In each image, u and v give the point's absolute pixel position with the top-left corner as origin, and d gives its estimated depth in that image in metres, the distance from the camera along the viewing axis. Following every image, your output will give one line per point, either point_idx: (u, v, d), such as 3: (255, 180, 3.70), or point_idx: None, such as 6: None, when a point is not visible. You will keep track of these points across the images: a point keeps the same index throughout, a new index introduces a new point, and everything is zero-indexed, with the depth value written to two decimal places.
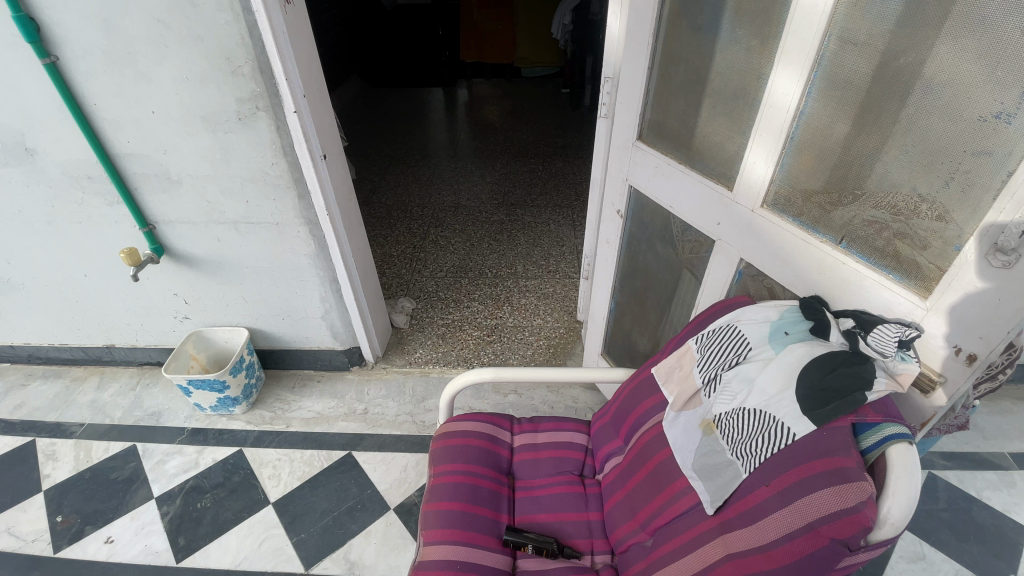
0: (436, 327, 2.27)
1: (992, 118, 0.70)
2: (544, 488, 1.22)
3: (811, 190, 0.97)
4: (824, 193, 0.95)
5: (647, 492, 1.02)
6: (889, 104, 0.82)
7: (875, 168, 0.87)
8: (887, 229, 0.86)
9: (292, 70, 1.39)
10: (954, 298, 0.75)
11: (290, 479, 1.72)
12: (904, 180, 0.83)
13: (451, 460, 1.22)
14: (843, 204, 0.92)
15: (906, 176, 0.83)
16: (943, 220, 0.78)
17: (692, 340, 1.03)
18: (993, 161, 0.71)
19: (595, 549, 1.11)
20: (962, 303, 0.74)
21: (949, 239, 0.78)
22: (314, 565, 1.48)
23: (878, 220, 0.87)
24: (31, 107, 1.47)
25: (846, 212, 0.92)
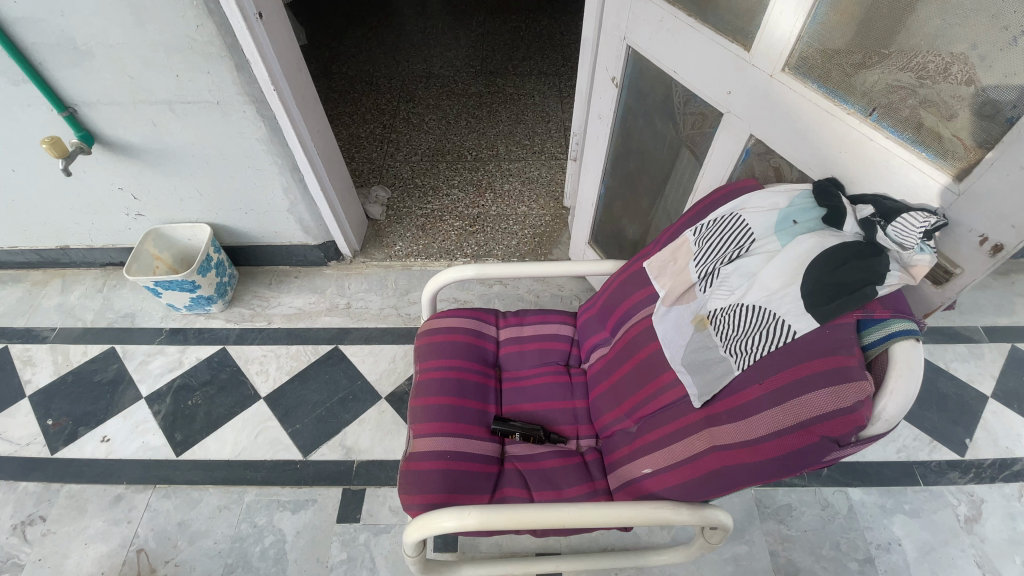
0: (415, 219, 2.14)
1: None
2: (530, 378, 1.21)
3: (844, 51, 0.81)
4: (858, 53, 0.80)
5: (634, 383, 1.00)
6: None
7: (930, 19, 0.71)
8: (927, 99, 0.73)
9: None
10: (995, 181, 0.66)
11: (279, 374, 1.73)
12: (961, 35, 0.68)
13: (437, 355, 1.20)
14: (880, 68, 0.78)
15: (965, 29, 0.67)
16: (999, 87, 0.66)
17: (689, 231, 0.95)
18: None
19: (580, 434, 1.14)
20: (1002, 187, 0.65)
21: (997, 110, 0.66)
22: (312, 452, 1.53)
23: (905, 85, 0.75)
24: None
25: (882, 78, 0.78)
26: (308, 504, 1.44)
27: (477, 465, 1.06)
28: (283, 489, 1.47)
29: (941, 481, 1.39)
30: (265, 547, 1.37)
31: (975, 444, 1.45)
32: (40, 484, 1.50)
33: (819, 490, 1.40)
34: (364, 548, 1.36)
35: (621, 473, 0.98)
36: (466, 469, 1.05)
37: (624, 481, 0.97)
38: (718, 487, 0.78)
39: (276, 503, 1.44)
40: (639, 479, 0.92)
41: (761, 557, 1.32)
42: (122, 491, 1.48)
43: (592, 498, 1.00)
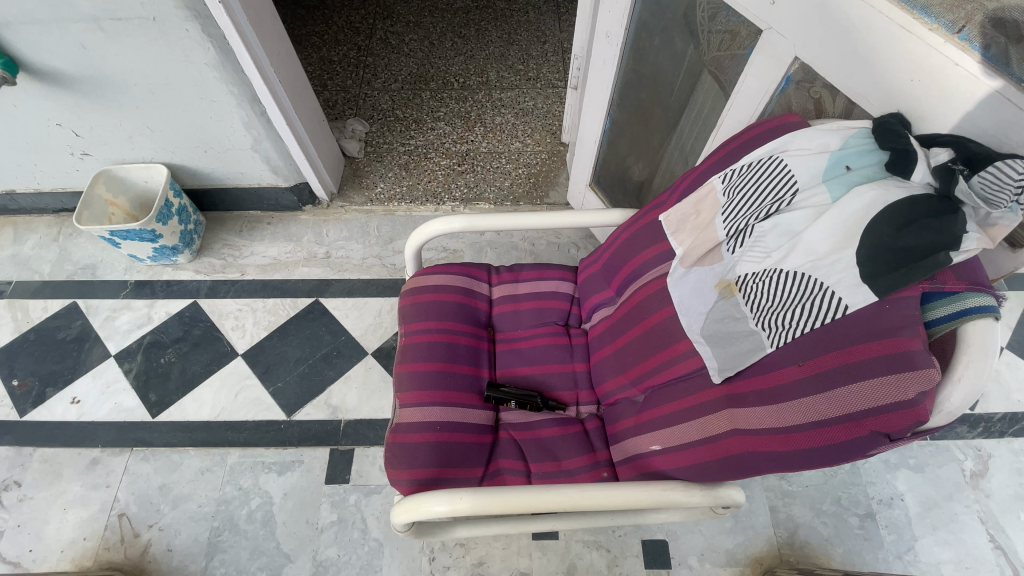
0: (397, 157, 1.94)
1: None
2: (526, 341, 1.10)
3: None
4: None
5: (642, 350, 0.90)
6: None
7: None
8: None
9: None
10: None
11: (256, 329, 1.61)
12: None
13: (423, 317, 1.08)
14: None
15: None
16: None
17: (717, 177, 0.80)
18: None
19: (580, 400, 1.05)
20: None
21: None
22: (296, 412, 1.46)
23: None
24: None
25: None
26: (294, 465, 1.38)
27: (469, 436, 0.98)
28: (267, 450, 1.40)
29: (948, 435, 1.36)
30: (252, 509, 1.32)
31: (986, 398, 1.40)
32: (11, 448, 1.43)
33: None
34: (354, 509, 1.32)
35: (625, 446, 0.91)
36: (457, 441, 0.96)
37: (628, 454, 0.89)
38: (737, 471, 0.70)
39: (261, 465, 1.38)
40: (647, 456, 0.84)
41: (761, 513, 1.30)
42: (98, 455, 1.41)
43: (593, 470, 0.93)
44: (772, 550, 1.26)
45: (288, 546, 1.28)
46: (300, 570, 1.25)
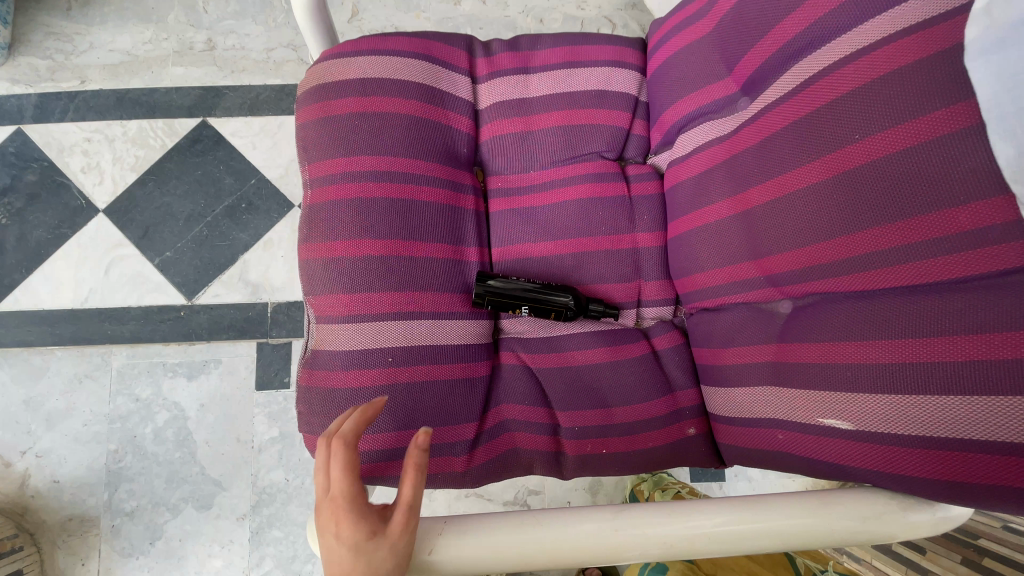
0: None
1: None
2: (547, 188, 0.59)
3: None
4: None
5: (832, 214, 0.41)
6: None
7: None
8: None
9: None
10: None
11: (121, 171, 1.06)
12: None
13: (349, 151, 0.55)
14: None
15: None
16: None
17: None
18: None
19: (643, 297, 0.57)
20: None
21: None
22: (198, 294, 1.00)
23: None
24: None
25: None
26: (208, 367, 0.98)
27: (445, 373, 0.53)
28: (166, 348, 0.98)
29: None
30: (158, 427, 0.96)
31: None
32: None
33: None
34: None
35: (737, 397, 0.48)
36: (422, 386, 0.52)
37: (748, 413, 0.47)
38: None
39: (162, 368, 0.98)
40: (812, 431, 0.42)
41: None
42: None
43: (670, 426, 0.53)
44: None
45: (217, 472, 0.95)
46: (237, 499, 0.94)
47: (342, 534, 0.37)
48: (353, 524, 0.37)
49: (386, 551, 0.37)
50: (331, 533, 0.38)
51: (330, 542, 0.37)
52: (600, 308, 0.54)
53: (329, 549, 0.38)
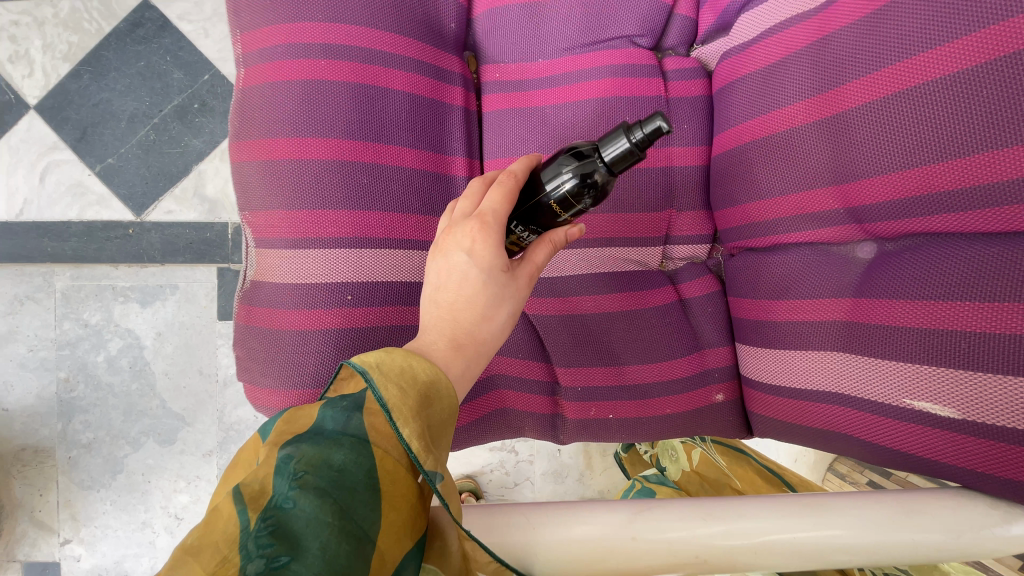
0: None
1: None
2: (558, 86, 0.45)
3: None
4: None
5: (961, 120, 0.29)
6: None
7: None
8: None
9: None
10: None
11: (47, 57, 0.89)
12: None
13: (297, 17, 0.41)
14: None
15: None
16: None
17: None
18: None
19: (671, 231, 0.46)
20: None
21: None
22: (148, 210, 0.87)
23: None
24: None
25: None
26: (164, 293, 0.87)
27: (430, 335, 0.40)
28: (115, 270, 0.87)
29: None
30: (112, 356, 0.87)
31: None
32: None
33: None
34: None
35: (788, 361, 0.38)
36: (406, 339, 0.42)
37: (796, 382, 0.37)
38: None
39: (112, 293, 0.87)
40: (888, 412, 0.33)
41: None
42: None
43: (692, 393, 0.43)
44: None
45: (179, 406, 0.87)
46: (204, 435, 0.87)
47: (473, 254, 0.34)
48: (483, 252, 0.34)
49: (503, 298, 0.35)
50: (442, 254, 0.35)
51: (450, 259, 0.35)
52: (610, 135, 0.33)
53: (441, 271, 0.35)
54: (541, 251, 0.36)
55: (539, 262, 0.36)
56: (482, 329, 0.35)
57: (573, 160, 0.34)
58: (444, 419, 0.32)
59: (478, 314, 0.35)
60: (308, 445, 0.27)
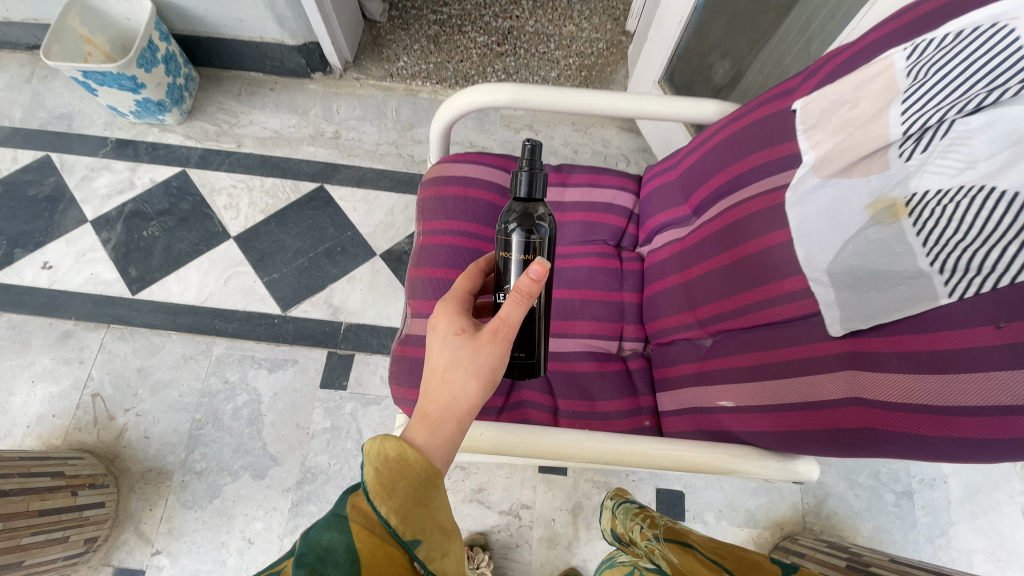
0: (425, 28, 1.64)
1: None
2: (568, 258, 0.90)
3: None
4: None
5: (723, 283, 0.71)
6: None
7: None
8: None
9: None
10: None
11: (252, 211, 1.42)
12: None
13: (450, 217, 0.89)
14: None
15: None
16: None
17: (899, 50, 0.57)
18: None
19: (624, 335, 0.87)
20: None
21: None
22: (291, 308, 1.30)
23: None
24: None
25: None
26: (287, 365, 1.25)
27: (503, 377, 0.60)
28: (258, 345, 1.26)
29: None
30: (238, 405, 1.21)
31: None
32: None
33: None
34: (350, 419, 1.21)
35: (677, 393, 0.75)
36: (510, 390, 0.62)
37: (680, 404, 0.74)
38: (844, 445, 0.54)
39: (250, 360, 1.25)
40: (711, 411, 0.68)
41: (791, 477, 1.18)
42: (71, 328, 1.26)
43: (633, 417, 0.78)
44: (795, 515, 1.16)
45: (275, 449, 1.18)
46: (287, 474, 1.16)
47: (439, 331, 0.54)
48: (443, 328, 0.54)
49: (458, 356, 0.52)
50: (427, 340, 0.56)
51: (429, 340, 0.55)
52: (518, 178, 0.58)
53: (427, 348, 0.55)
54: (505, 307, 0.50)
55: (494, 321, 0.51)
56: (446, 390, 0.51)
57: (515, 208, 0.57)
58: (415, 494, 0.45)
59: (444, 368, 0.52)
60: (310, 534, 0.40)
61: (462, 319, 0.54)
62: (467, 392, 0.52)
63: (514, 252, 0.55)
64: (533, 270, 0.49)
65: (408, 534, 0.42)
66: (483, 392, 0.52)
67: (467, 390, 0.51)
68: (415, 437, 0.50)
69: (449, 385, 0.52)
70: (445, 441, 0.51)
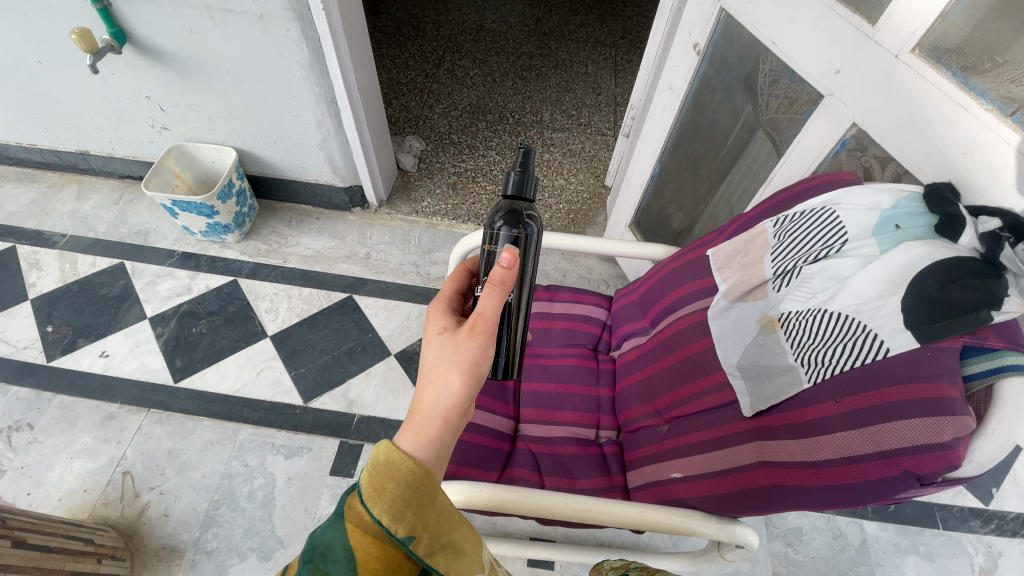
0: (446, 176, 2.05)
1: None
2: (554, 358, 1.12)
3: (949, 48, 0.75)
4: (966, 53, 0.74)
5: (672, 380, 0.93)
6: None
7: None
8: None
9: None
10: None
11: (288, 314, 1.66)
12: None
13: None
14: (983, 73, 0.73)
15: None
16: None
17: (768, 221, 0.85)
18: None
19: (600, 424, 1.05)
20: None
21: None
22: (312, 400, 1.47)
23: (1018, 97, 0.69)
24: None
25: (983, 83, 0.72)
26: (303, 451, 1.39)
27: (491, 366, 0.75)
28: (278, 433, 1.41)
29: (960, 527, 1.32)
30: (254, 488, 1.32)
31: (1002, 496, 1.37)
32: (32, 390, 1.45)
33: (833, 518, 1.32)
34: None
35: (642, 470, 0.91)
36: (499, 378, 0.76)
37: (644, 480, 0.89)
38: (759, 502, 0.69)
39: (270, 446, 1.39)
40: (666, 482, 0.83)
41: None
42: (115, 410, 1.42)
43: (607, 493, 0.93)
44: None
45: (283, 531, 1.27)
46: (290, 557, 1.23)
47: (432, 334, 0.67)
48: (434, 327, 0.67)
49: (443, 350, 0.64)
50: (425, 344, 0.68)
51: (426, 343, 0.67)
52: (510, 177, 0.71)
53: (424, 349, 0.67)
54: (481, 301, 0.61)
55: (472, 317, 0.62)
56: (433, 385, 0.62)
57: (505, 206, 0.71)
58: (405, 493, 0.52)
59: (433, 359, 0.64)
60: (320, 536, 0.49)
61: (446, 320, 0.68)
62: (453, 386, 0.62)
63: (499, 244, 0.69)
64: (504, 258, 0.62)
65: (400, 532, 0.49)
66: (465, 385, 0.62)
67: (450, 383, 0.61)
68: (405, 436, 0.59)
69: (436, 383, 0.62)
70: (432, 436, 0.59)
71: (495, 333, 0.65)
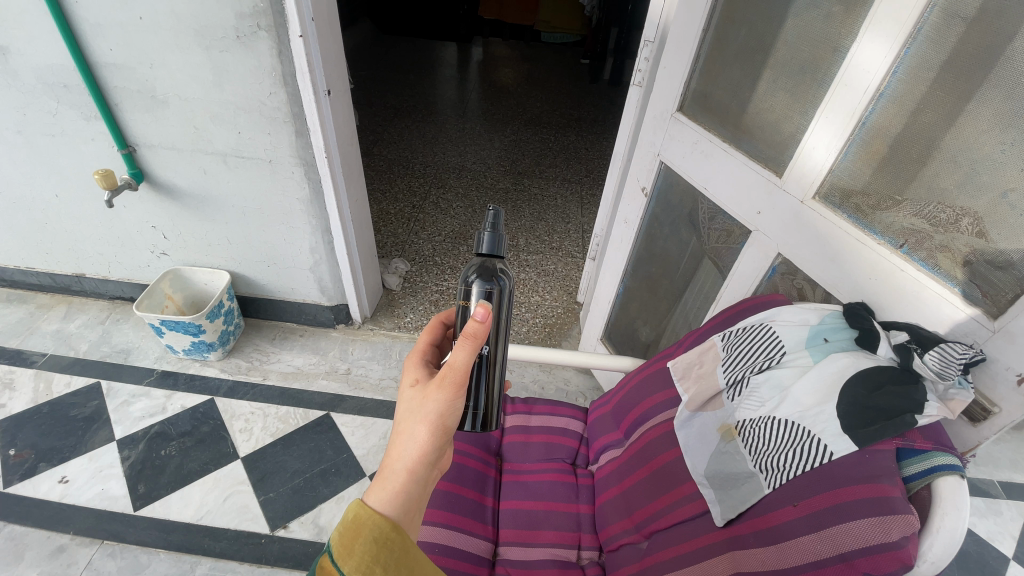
0: (429, 294, 2.17)
1: (999, 152, 0.71)
2: (533, 473, 1.12)
3: (851, 190, 0.90)
4: (865, 195, 0.88)
5: (648, 492, 0.94)
6: (969, 84, 0.73)
7: (918, 176, 0.82)
8: (927, 240, 0.79)
9: (308, 25, 1.28)
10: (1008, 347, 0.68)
11: (262, 434, 1.63)
12: (950, 188, 0.78)
13: None
14: (881, 210, 0.86)
15: (953, 183, 0.77)
16: (982, 236, 0.74)
17: (717, 335, 0.95)
18: (1012, 203, 0.70)
19: (582, 544, 1.02)
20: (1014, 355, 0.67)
21: (995, 261, 0.72)
22: (280, 528, 1.40)
23: (921, 229, 0.80)
24: (20, 17, 1.33)
25: (883, 219, 0.85)
26: None
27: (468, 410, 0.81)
28: (239, 566, 1.31)
29: None
30: None
31: None
32: None
33: None
34: None
35: None
36: (475, 423, 0.82)
37: None
38: None
39: None
40: None
41: None
42: (66, 542, 1.32)
43: None
44: None
45: None
46: None
47: (406, 385, 0.74)
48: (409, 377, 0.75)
49: (412, 402, 0.70)
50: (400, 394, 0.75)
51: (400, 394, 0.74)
52: (483, 236, 0.79)
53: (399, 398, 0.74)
54: (451, 353, 0.68)
55: (442, 370, 0.69)
56: (402, 436, 0.68)
57: (478, 261, 0.79)
58: (373, 548, 0.59)
59: (404, 409, 0.71)
60: None
61: (419, 375, 0.75)
62: (419, 437, 0.68)
63: (474, 298, 0.77)
64: (479, 313, 0.67)
65: None
66: (430, 437, 0.69)
67: (416, 434, 0.68)
68: (374, 490, 0.65)
69: (404, 435, 0.69)
70: (398, 488, 0.65)
71: (463, 386, 0.71)
